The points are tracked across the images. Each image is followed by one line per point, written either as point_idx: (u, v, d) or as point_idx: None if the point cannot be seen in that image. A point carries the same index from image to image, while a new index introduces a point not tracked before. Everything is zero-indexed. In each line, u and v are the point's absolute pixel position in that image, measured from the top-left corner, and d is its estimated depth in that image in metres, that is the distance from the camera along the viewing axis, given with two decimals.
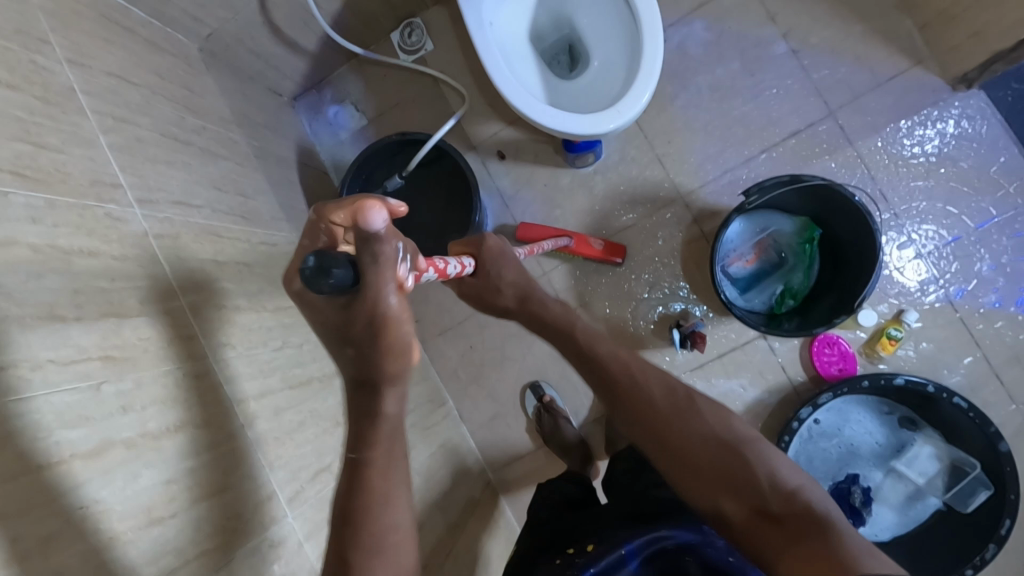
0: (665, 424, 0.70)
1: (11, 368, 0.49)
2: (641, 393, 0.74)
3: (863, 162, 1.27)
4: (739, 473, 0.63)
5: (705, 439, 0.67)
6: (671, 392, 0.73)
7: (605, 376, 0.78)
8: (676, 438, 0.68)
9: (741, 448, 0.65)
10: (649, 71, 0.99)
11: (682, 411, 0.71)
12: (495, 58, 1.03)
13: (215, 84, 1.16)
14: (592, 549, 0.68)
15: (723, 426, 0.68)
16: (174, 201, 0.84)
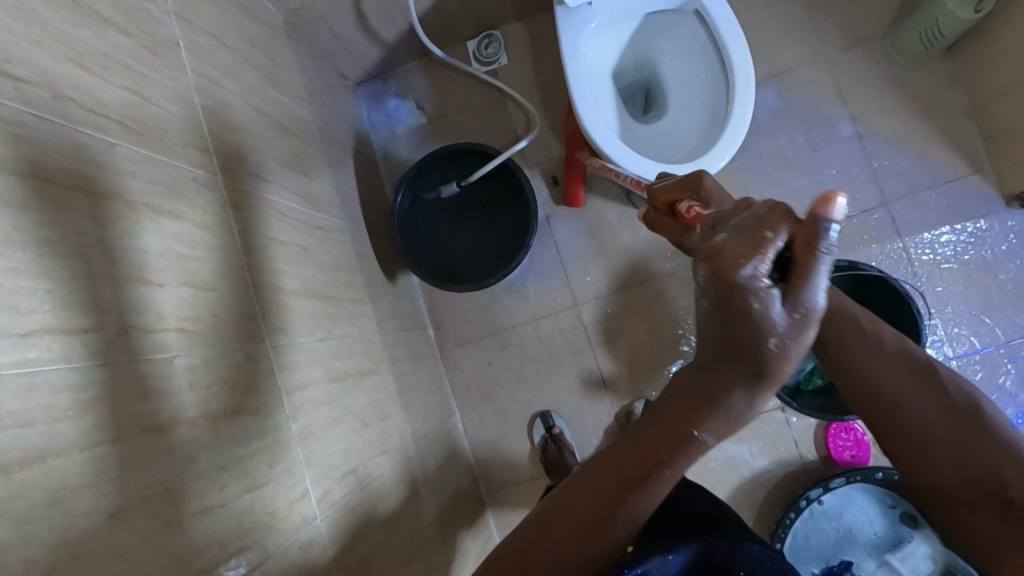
0: (888, 408, 0.58)
1: (92, 331, 0.47)
2: (851, 347, 0.61)
3: (907, 257, 1.28)
4: (924, 430, 0.56)
5: (939, 418, 0.56)
6: (892, 360, 0.59)
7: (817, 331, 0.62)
8: (860, 363, 0.60)
9: (971, 429, 0.55)
10: (733, 133, 0.99)
11: (914, 378, 0.58)
12: (583, 89, 1.03)
13: (294, 57, 1.14)
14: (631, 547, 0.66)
15: (971, 405, 0.55)
16: (250, 172, 0.82)
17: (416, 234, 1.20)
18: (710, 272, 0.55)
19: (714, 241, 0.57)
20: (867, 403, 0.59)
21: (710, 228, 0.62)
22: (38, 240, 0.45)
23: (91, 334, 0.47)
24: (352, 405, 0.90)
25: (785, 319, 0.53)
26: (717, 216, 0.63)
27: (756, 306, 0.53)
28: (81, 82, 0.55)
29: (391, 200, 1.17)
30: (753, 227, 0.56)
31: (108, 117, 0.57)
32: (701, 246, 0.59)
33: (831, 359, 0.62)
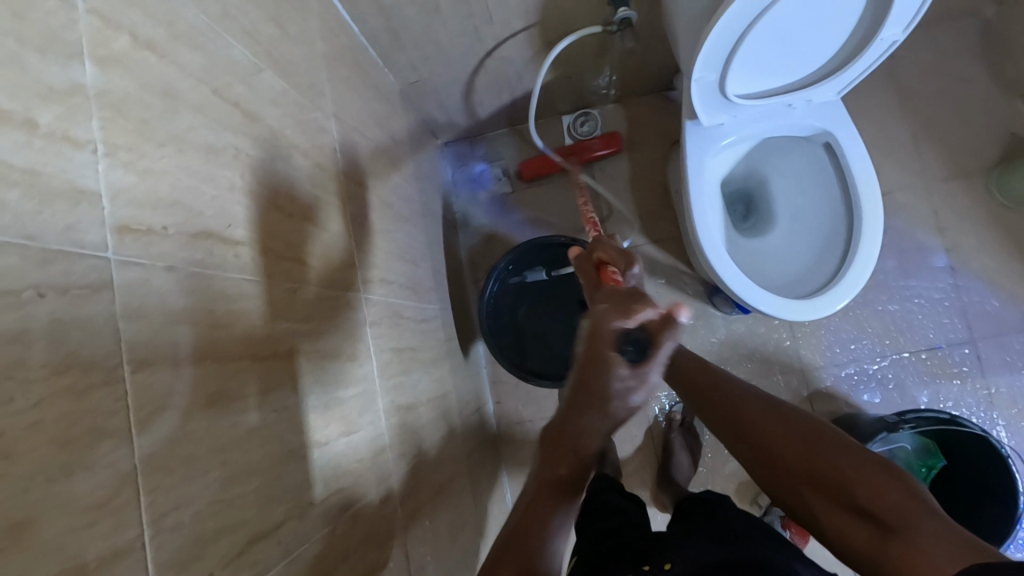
0: (756, 437, 0.66)
1: (287, 523, 0.46)
2: (731, 402, 0.70)
3: (989, 397, 1.26)
4: (780, 459, 0.63)
5: (795, 435, 0.63)
6: (755, 397, 0.69)
7: (687, 375, 0.76)
8: (734, 410, 0.69)
9: (824, 438, 0.62)
10: (858, 273, 0.96)
11: (760, 418, 0.67)
12: (703, 205, 1.01)
13: (405, 131, 1.13)
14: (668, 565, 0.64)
15: (814, 430, 0.63)
16: (380, 277, 0.80)
17: (500, 320, 1.18)
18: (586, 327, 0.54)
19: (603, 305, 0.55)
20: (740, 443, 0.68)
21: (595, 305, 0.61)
22: (244, 435, 0.43)
23: (287, 527, 0.46)
24: (439, 518, 0.86)
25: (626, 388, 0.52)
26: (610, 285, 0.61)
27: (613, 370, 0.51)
28: (277, 227, 0.52)
29: (481, 288, 1.16)
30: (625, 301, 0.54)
31: (294, 260, 0.55)
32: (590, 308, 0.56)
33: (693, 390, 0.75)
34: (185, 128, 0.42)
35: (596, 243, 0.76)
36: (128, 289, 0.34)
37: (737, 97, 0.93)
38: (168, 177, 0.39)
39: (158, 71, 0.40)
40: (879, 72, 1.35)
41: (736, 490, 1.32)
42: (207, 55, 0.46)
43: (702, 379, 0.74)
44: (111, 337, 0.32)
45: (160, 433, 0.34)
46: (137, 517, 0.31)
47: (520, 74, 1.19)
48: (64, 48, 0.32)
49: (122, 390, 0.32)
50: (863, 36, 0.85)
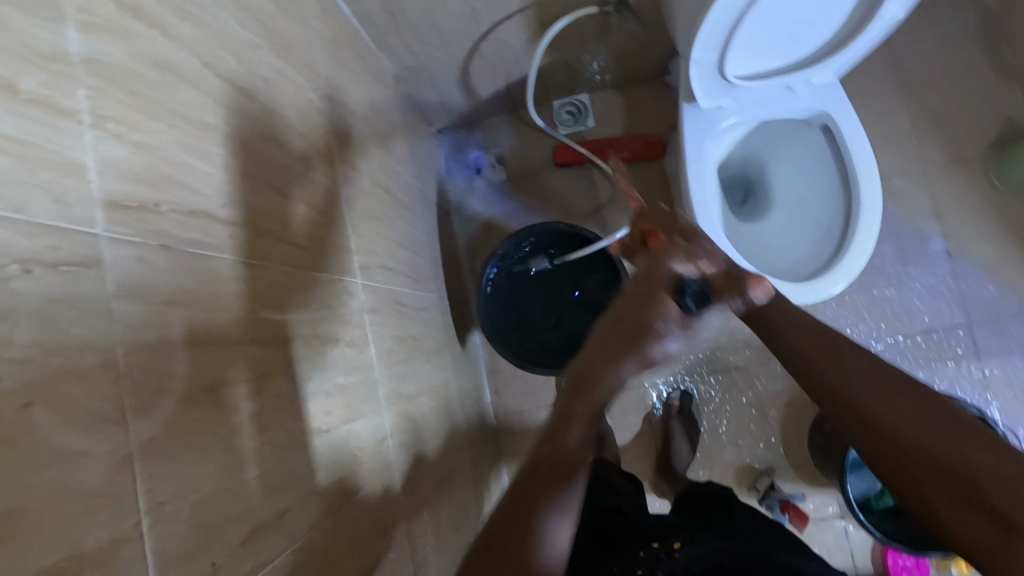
0: (860, 404, 0.59)
1: (292, 511, 0.45)
2: (835, 362, 0.62)
3: (983, 380, 1.28)
4: (894, 435, 0.56)
5: (917, 410, 0.56)
6: (864, 361, 0.61)
7: (776, 327, 0.67)
8: (828, 373, 0.62)
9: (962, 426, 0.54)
10: (858, 256, 0.96)
11: (872, 387, 0.59)
12: (702, 189, 1.00)
13: (400, 117, 1.10)
14: (679, 545, 0.65)
15: (944, 412, 0.56)
16: (379, 264, 0.78)
17: (495, 309, 1.15)
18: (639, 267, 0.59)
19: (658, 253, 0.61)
20: (837, 410, 0.61)
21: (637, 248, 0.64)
22: (245, 422, 0.41)
23: (289, 517, 0.44)
24: (441, 507, 0.86)
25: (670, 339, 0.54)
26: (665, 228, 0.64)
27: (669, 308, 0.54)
28: (273, 209, 0.51)
29: (478, 278, 1.10)
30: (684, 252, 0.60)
31: (292, 244, 0.53)
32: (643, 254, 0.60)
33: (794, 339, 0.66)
34: (177, 102, 0.40)
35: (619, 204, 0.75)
36: (122, 267, 0.32)
37: (737, 78, 0.92)
38: (161, 153, 0.37)
39: (148, 41, 0.38)
40: (877, 57, 1.35)
41: (735, 475, 1.32)
42: (198, 28, 0.44)
43: (797, 333, 0.66)
44: (104, 318, 0.30)
45: (158, 418, 0.33)
46: (136, 504, 0.30)
47: (516, 59, 1.17)
48: (50, 10, 0.30)
49: (118, 373, 0.30)
50: (864, 14, 0.84)
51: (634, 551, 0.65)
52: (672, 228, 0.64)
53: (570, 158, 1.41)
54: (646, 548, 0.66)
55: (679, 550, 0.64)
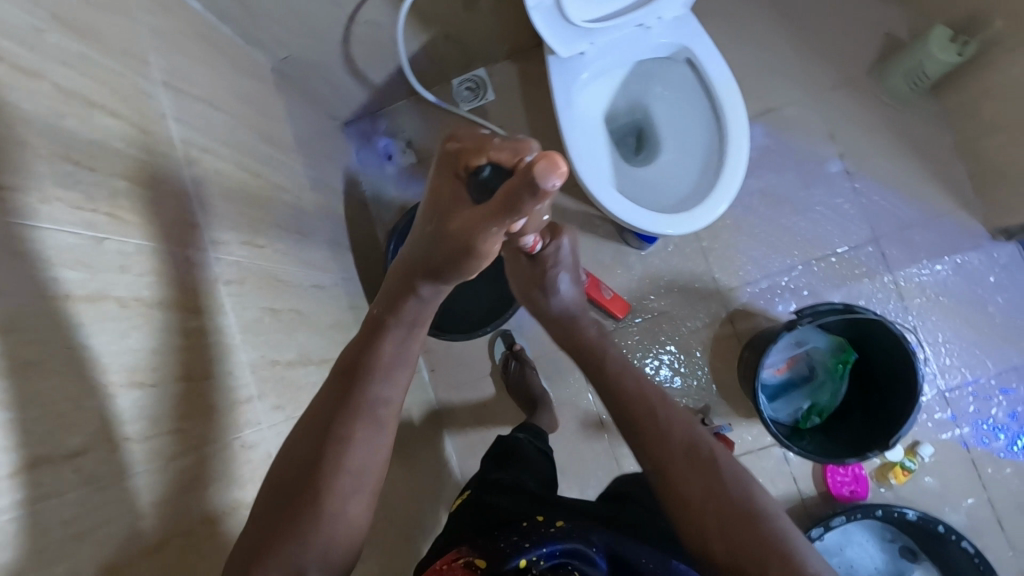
0: (676, 483, 0.71)
1: (92, 450, 0.48)
2: (667, 443, 0.75)
3: (898, 290, 1.30)
4: (705, 513, 0.68)
5: (723, 496, 0.69)
6: (692, 448, 0.74)
7: (628, 403, 0.81)
8: (660, 450, 0.75)
9: (740, 498, 0.69)
10: (730, 180, 0.99)
11: (694, 466, 0.72)
12: (576, 137, 1.03)
13: (284, 109, 1.12)
14: (562, 525, 0.69)
15: (744, 499, 0.69)
16: (244, 240, 0.80)
17: None
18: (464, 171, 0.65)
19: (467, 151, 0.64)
20: (662, 485, 0.73)
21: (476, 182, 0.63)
22: (16, 363, 0.43)
23: (88, 454, 0.48)
24: None
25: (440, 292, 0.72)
26: (484, 154, 0.62)
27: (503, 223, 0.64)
28: (71, 177, 0.53)
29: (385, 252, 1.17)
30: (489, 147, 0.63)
31: (98, 211, 0.55)
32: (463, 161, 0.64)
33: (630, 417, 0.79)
34: None
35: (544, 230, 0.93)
36: None
37: (585, 22, 0.96)
38: None
39: None
40: None
41: None
42: None
43: (642, 411, 0.79)
44: None
45: None
46: None
47: (395, 38, 1.20)
48: None
49: None
50: None
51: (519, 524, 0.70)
52: (485, 150, 0.62)
53: None
54: (530, 523, 0.70)
55: (558, 526, 0.68)
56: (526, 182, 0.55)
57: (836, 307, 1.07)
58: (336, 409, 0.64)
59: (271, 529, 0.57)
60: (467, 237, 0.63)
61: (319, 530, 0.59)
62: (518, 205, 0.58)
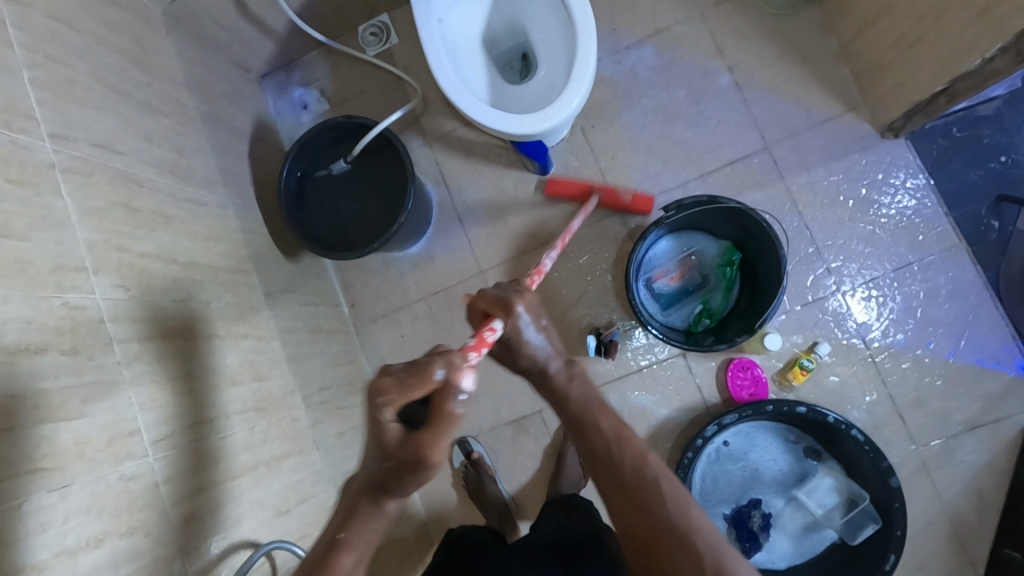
0: (651, 570, 0.62)
1: None
2: (653, 520, 0.64)
3: (791, 196, 1.32)
4: None
5: None
6: (678, 530, 0.63)
7: (608, 469, 0.68)
8: (641, 532, 0.64)
9: (701, 552, 0.61)
10: (579, 75, 1.03)
11: (676, 552, 0.61)
12: (435, 50, 1.08)
13: (174, 48, 1.17)
14: None
15: None
16: (94, 143, 0.85)
17: (308, 207, 1.26)
18: (390, 420, 0.55)
19: (377, 404, 0.55)
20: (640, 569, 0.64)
21: (401, 421, 0.57)
22: None
23: None
24: (216, 362, 0.93)
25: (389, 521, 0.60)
26: (407, 398, 0.55)
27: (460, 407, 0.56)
28: None
29: (278, 178, 1.19)
30: (386, 379, 0.56)
31: None
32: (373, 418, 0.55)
33: (590, 455, 0.70)
34: None
35: (477, 295, 0.77)
36: None
37: None
38: None
39: None
40: None
41: (577, 335, 1.37)
42: None
43: (627, 478, 0.66)
44: None
45: None
46: None
47: None
48: None
49: None
50: None
51: None
52: (400, 395, 0.55)
53: (559, 189, 1.37)
54: None
55: None
56: (450, 391, 0.56)
57: (700, 199, 1.14)
58: None
59: None
60: (411, 460, 0.54)
61: None
62: (446, 407, 0.55)
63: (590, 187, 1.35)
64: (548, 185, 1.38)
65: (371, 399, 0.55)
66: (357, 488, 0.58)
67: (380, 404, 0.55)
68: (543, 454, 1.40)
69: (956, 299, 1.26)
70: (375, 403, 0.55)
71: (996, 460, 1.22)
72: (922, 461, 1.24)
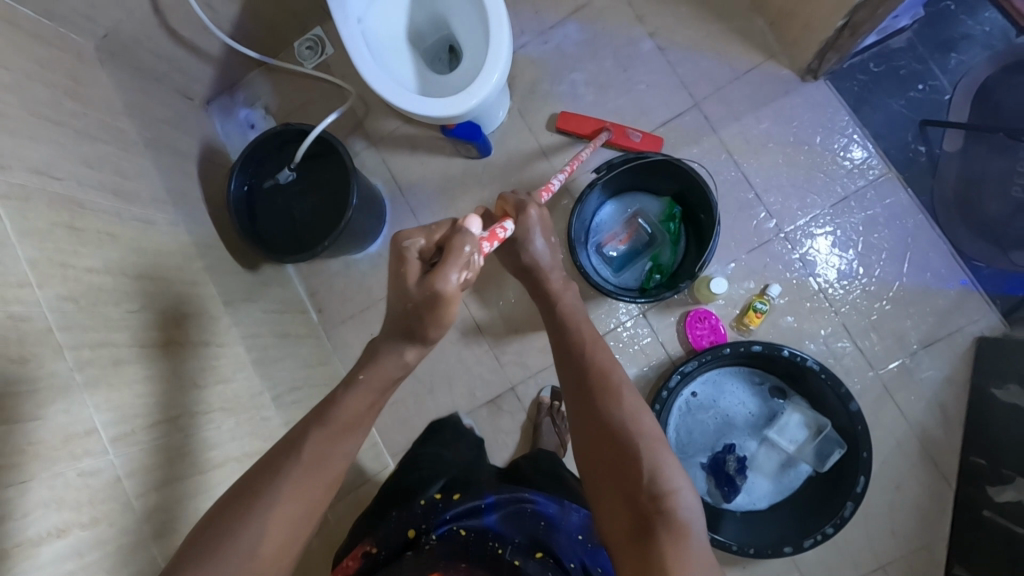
0: (588, 405, 0.77)
1: None
2: (588, 365, 0.80)
3: (726, 147, 1.36)
4: (603, 428, 0.74)
5: (619, 422, 0.74)
6: (605, 375, 0.79)
7: (561, 331, 0.87)
8: (583, 378, 0.79)
9: (634, 442, 0.72)
10: (495, 48, 1.08)
11: (605, 388, 0.77)
12: (359, 46, 1.12)
13: (109, 79, 1.22)
14: (457, 496, 0.88)
15: (634, 431, 0.73)
16: (32, 170, 0.89)
17: (259, 217, 1.29)
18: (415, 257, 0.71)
19: (406, 250, 0.71)
20: (575, 405, 0.78)
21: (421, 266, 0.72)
22: None
23: None
24: (177, 367, 0.96)
25: (409, 364, 0.73)
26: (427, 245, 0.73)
27: (468, 249, 0.70)
28: None
29: (226, 190, 1.23)
30: (414, 233, 0.73)
31: None
32: (398, 262, 0.71)
33: (570, 354, 0.84)
34: None
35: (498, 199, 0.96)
36: None
37: None
38: None
39: None
40: None
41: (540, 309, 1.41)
42: None
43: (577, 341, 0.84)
44: None
45: None
46: None
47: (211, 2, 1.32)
48: None
49: None
50: None
51: (424, 497, 0.90)
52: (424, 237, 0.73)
53: (574, 125, 1.38)
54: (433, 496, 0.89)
55: (453, 498, 0.87)
56: (462, 235, 0.71)
57: (628, 159, 1.19)
58: (299, 444, 0.67)
59: (229, 512, 0.63)
60: (424, 290, 0.67)
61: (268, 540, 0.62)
62: (454, 246, 0.70)
63: (602, 123, 1.36)
64: (561, 122, 1.40)
65: (400, 240, 0.72)
66: (387, 330, 0.72)
67: (403, 247, 0.71)
68: (521, 428, 1.42)
69: (894, 223, 1.30)
70: (403, 243, 0.72)
71: (955, 375, 1.25)
72: (883, 383, 1.28)
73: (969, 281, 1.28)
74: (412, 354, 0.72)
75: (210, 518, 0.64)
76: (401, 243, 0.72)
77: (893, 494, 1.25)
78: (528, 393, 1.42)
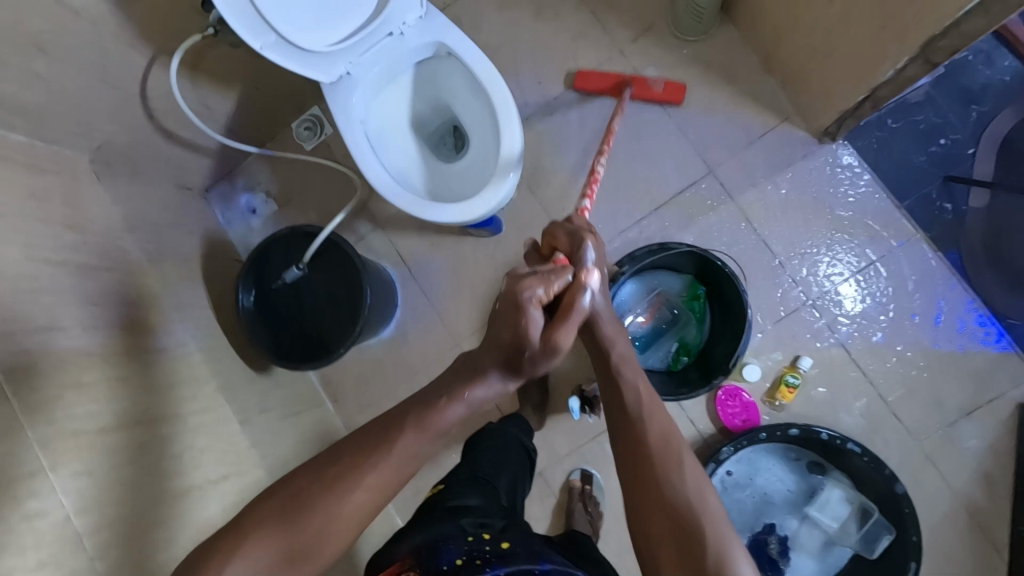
0: (640, 472, 0.68)
1: None
2: (644, 429, 0.71)
3: (745, 214, 1.32)
4: (664, 502, 0.65)
5: (680, 501, 0.65)
6: (665, 441, 0.70)
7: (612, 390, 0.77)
8: (636, 443, 0.70)
9: (698, 525, 0.63)
10: (507, 157, 1.04)
11: (663, 456, 0.69)
12: (365, 154, 1.07)
13: (108, 193, 1.17)
14: (505, 545, 0.76)
15: (699, 512, 0.64)
16: (36, 329, 0.84)
17: (268, 323, 1.24)
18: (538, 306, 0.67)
19: (525, 298, 0.66)
20: (628, 476, 0.69)
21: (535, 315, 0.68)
22: None
23: None
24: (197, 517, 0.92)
25: (498, 392, 0.72)
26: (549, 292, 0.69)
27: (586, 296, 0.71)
28: None
29: (235, 301, 1.18)
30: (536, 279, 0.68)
31: None
32: (515, 307, 0.66)
33: (622, 419, 0.74)
34: None
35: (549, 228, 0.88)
36: None
37: (326, 46, 0.99)
38: None
39: None
40: None
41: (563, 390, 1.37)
42: None
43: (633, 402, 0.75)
44: None
45: None
46: None
47: (206, 101, 1.27)
48: None
49: None
50: None
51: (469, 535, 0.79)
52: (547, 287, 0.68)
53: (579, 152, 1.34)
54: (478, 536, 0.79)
55: (502, 548, 0.75)
56: (577, 286, 0.71)
57: (650, 249, 1.15)
58: (393, 435, 0.68)
59: (319, 483, 0.66)
60: (546, 346, 0.66)
61: (345, 511, 0.65)
62: (573, 303, 0.69)
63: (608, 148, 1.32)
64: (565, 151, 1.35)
65: (519, 291, 0.66)
66: (489, 361, 0.69)
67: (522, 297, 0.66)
68: (551, 513, 1.38)
69: (925, 286, 1.25)
70: (523, 294, 0.66)
71: (998, 442, 1.21)
72: (925, 452, 1.23)
73: (1009, 343, 1.22)
74: (505, 387, 0.71)
75: (277, 491, 0.67)
76: (521, 295, 0.66)
77: (941, 569, 1.20)
78: (556, 476, 1.38)
